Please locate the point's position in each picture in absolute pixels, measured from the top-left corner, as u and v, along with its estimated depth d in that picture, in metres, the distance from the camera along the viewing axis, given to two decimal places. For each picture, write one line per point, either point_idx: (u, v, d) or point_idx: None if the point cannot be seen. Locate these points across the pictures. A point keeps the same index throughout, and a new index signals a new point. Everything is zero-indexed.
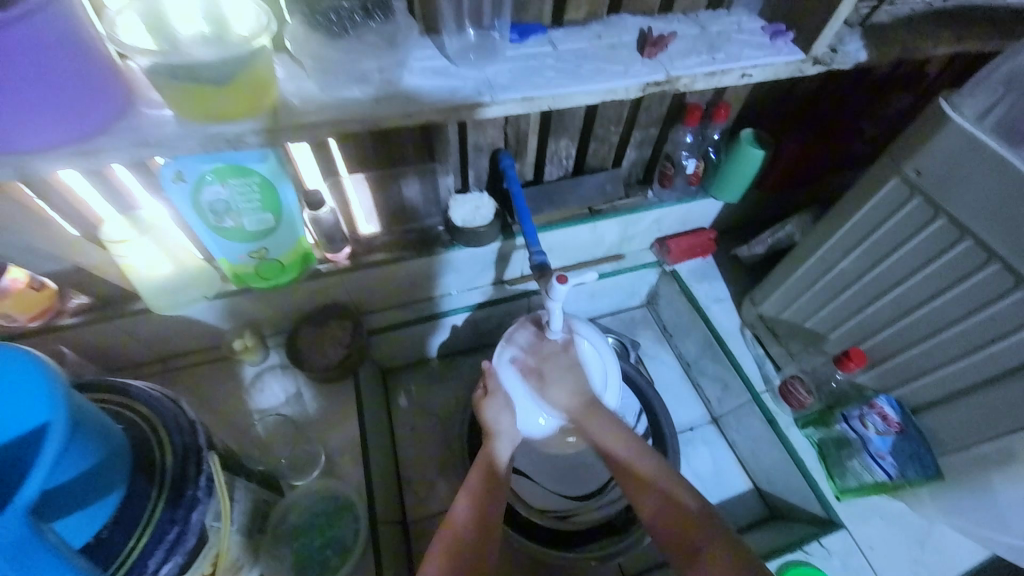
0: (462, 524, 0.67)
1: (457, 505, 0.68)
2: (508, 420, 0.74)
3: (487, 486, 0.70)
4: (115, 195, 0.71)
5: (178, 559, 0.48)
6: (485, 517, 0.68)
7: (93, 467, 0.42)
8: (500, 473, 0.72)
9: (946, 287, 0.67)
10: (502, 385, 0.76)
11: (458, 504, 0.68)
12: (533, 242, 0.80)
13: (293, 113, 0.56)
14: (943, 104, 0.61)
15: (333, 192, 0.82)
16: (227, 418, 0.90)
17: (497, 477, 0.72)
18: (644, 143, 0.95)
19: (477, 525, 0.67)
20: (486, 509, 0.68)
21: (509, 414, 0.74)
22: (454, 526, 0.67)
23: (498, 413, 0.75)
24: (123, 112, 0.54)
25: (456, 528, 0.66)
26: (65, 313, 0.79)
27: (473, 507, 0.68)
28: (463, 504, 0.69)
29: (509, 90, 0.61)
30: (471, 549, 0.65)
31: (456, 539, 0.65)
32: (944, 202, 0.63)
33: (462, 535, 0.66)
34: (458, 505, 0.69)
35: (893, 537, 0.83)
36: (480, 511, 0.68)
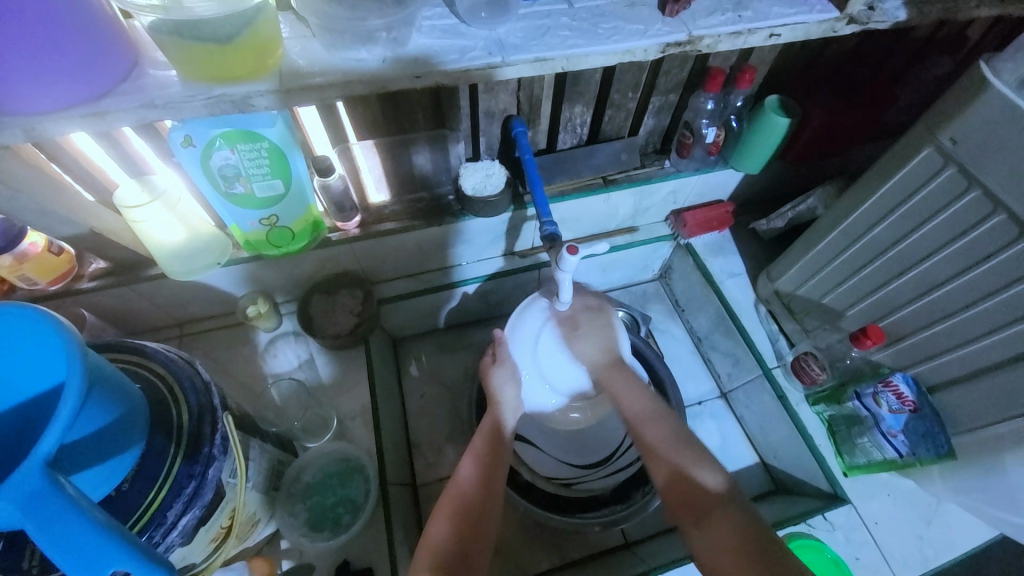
0: (467, 483, 0.69)
1: (463, 466, 0.71)
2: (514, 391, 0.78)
3: (492, 449, 0.72)
4: (128, 161, 0.72)
5: (196, 511, 0.51)
6: (489, 478, 0.70)
7: (109, 422, 0.44)
8: (504, 438, 0.74)
9: (975, 263, 0.64)
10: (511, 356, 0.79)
11: (463, 465, 0.71)
12: (544, 212, 0.79)
13: (297, 73, 0.55)
14: (987, 66, 0.57)
15: (342, 159, 0.81)
16: (242, 381, 0.93)
17: (502, 442, 0.74)
18: (663, 109, 0.91)
19: (482, 485, 0.69)
20: (490, 471, 0.70)
21: (513, 385, 0.78)
22: (459, 485, 0.69)
23: (502, 383, 0.78)
24: (130, 73, 0.53)
25: (461, 486, 0.68)
26: (84, 278, 0.81)
27: (478, 467, 0.71)
28: (468, 464, 0.71)
29: (520, 50, 0.58)
30: (475, 507, 0.67)
31: (461, 497, 0.67)
32: (980, 173, 0.59)
33: (466, 493, 0.68)
34: (464, 465, 0.71)
35: (899, 513, 0.83)
36: (485, 472, 0.70)
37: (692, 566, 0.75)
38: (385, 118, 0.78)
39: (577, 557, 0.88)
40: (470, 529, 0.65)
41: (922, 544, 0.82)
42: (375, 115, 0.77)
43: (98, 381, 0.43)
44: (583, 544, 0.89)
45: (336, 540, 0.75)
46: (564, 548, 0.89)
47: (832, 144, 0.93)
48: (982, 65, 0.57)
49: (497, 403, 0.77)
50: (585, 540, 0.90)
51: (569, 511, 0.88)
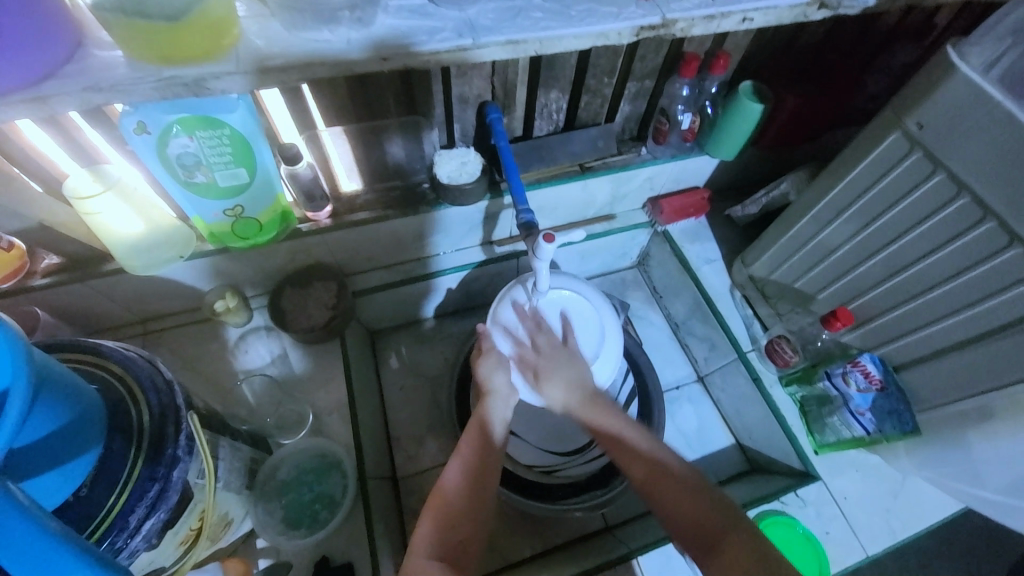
0: (453, 488, 0.67)
1: (449, 470, 0.69)
2: (503, 379, 0.74)
3: (479, 449, 0.71)
4: (79, 149, 0.67)
5: (161, 515, 0.49)
6: (477, 479, 0.69)
7: (61, 427, 0.41)
8: (492, 436, 0.73)
9: (938, 245, 0.66)
10: (496, 346, 0.77)
11: (449, 468, 0.69)
12: (520, 199, 0.78)
13: (258, 54, 0.52)
14: (952, 51, 0.58)
15: (311, 147, 0.78)
16: (212, 379, 0.89)
17: (490, 440, 0.72)
18: (639, 96, 0.90)
19: (469, 488, 0.68)
20: (478, 473, 0.69)
21: (502, 372, 0.75)
22: (445, 490, 0.67)
23: (491, 371, 0.75)
24: (72, 55, 0.49)
25: (448, 491, 0.67)
26: (35, 275, 0.76)
27: (466, 470, 0.69)
28: (455, 468, 0.69)
29: (492, 32, 0.56)
30: (462, 510, 0.67)
31: (447, 502, 0.66)
32: (945, 157, 0.60)
33: (452, 499, 0.67)
34: (450, 469, 0.69)
35: (867, 488, 0.86)
36: (472, 475, 0.69)
37: (671, 546, 0.76)
38: (354, 103, 0.75)
39: (559, 543, 0.89)
40: (456, 531, 0.65)
41: (888, 517, 0.85)
42: (343, 100, 0.74)
43: (46, 383, 0.40)
44: (565, 530, 0.90)
45: (313, 537, 0.73)
46: (548, 534, 0.90)
47: (804, 131, 0.94)
48: (947, 51, 0.58)
49: (489, 395, 0.74)
50: (567, 525, 0.91)
51: (551, 498, 0.89)
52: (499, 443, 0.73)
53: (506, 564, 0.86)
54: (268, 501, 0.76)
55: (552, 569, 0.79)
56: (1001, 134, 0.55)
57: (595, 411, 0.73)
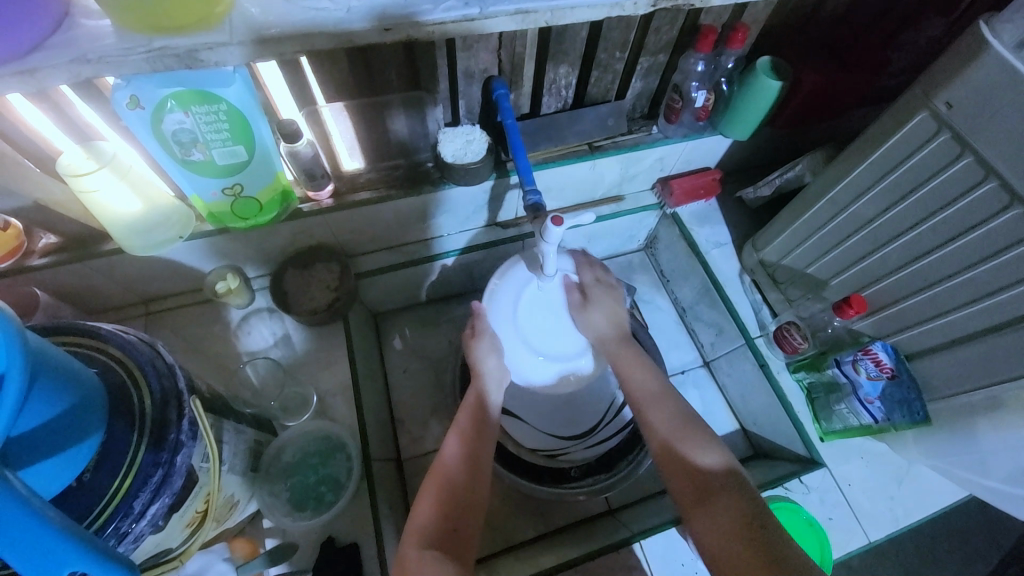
0: (451, 461, 0.68)
1: (447, 445, 0.70)
2: (496, 362, 0.76)
3: (476, 425, 0.72)
4: (71, 124, 0.65)
5: (165, 499, 0.48)
6: (475, 454, 0.69)
7: (61, 412, 0.41)
8: (488, 412, 0.74)
9: (961, 232, 0.64)
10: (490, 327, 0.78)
11: (447, 444, 0.70)
12: (527, 180, 0.75)
13: (251, 23, 0.49)
14: (987, 25, 0.54)
15: (310, 123, 0.75)
16: (215, 360, 0.89)
17: (485, 417, 0.73)
18: (652, 71, 0.87)
19: (467, 462, 0.68)
20: (475, 452, 0.69)
21: (497, 356, 0.76)
22: (443, 471, 0.67)
23: (484, 354, 0.76)
24: (59, 26, 0.47)
25: (447, 465, 0.67)
26: (34, 254, 0.75)
27: (463, 445, 0.70)
28: (453, 443, 0.70)
29: (500, 0, 0.53)
30: (461, 488, 0.66)
31: (446, 476, 0.66)
32: (974, 139, 0.57)
33: (451, 472, 0.67)
34: (448, 444, 0.70)
35: (872, 476, 0.86)
36: (470, 451, 0.69)
37: (672, 530, 0.77)
38: (355, 78, 0.72)
39: (561, 524, 0.90)
40: (458, 504, 0.65)
41: (892, 504, 0.85)
42: (343, 75, 0.71)
43: (42, 369, 0.39)
44: (567, 512, 0.91)
45: (319, 518, 0.74)
46: (551, 516, 0.90)
47: (823, 109, 0.90)
48: (984, 24, 0.54)
49: (484, 376, 0.75)
50: (569, 508, 0.91)
51: (555, 481, 0.90)
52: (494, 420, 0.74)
53: (509, 543, 0.88)
54: (274, 483, 0.76)
55: (553, 552, 0.79)
56: None
57: (625, 352, 0.76)
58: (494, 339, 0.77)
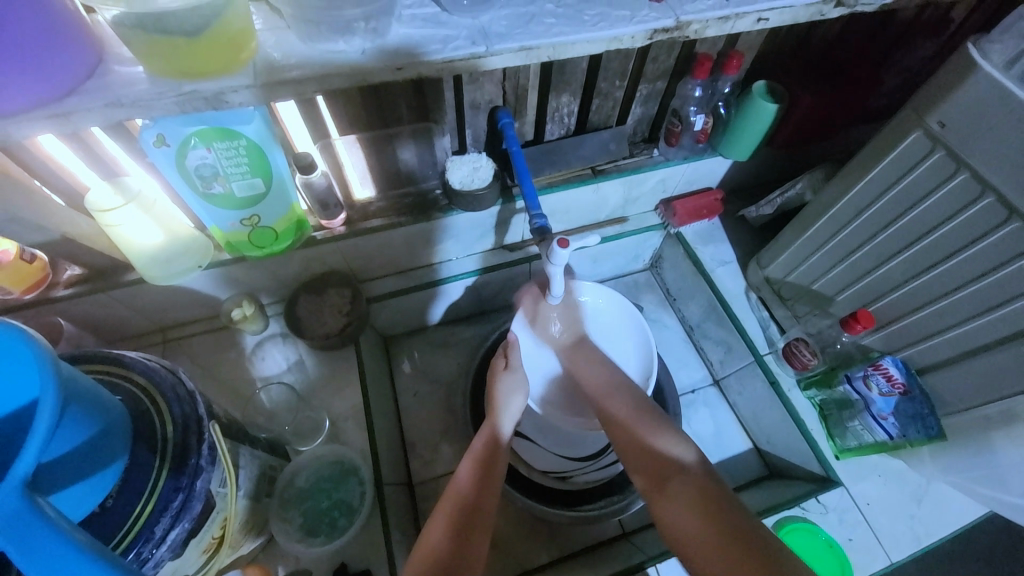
0: (463, 488, 0.67)
1: (459, 470, 0.69)
2: (517, 402, 0.79)
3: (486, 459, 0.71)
4: (100, 162, 0.68)
5: (185, 524, 0.49)
6: (486, 478, 0.69)
7: (92, 438, 0.42)
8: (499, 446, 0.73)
9: (961, 247, 0.64)
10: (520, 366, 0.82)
11: (460, 469, 0.69)
12: (533, 204, 0.77)
13: (273, 67, 0.53)
14: (973, 49, 0.57)
15: (324, 155, 0.79)
16: (228, 385, 0.90)
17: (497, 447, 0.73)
18: (651, 98, 0.90)
19: (480, 488, 0.67)
20: (487, 474, 0.69)
21: (519, 397, 0.79)
22: (456, 486, 0.67)
23: (509, 393, 0.79)
24: (94, 71, 0.50)
25: (460, 490, 0.67)
26: (59, 285, 0.77)
27: (475, 471, 0.69)
28: (467, 470, 0.69)
29: (505, 39, 0.56)
30: (473, 506, 0.65)
31: (459, 502, 0.65)
32: (968, 156, 0.59)
33: (464, 497, 0.66)
34: (462, 468, 0.70)
35: (891, 494, 0.85)
36: (482, 475, 0.69)
37: None
38: (368, 112, 0.76)
39: (576, 550, 0.87)
40: (464, 533, 0.62)
41: (914, 523, 0.83)
42: (357, 109, 0.75)
43: (73, 396, 0.41)
44: (582, 536, 0.89)
45: (332, 543, 0.74)
46: (564, 541, 0.88)
47: (819, 130, 0.93)
48: (968, 48, 0.57)
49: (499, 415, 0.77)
50: (583, 532, 0.89)
51: (567, 504, 0.89)
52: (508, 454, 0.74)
53: (523, 570, 0.85)
54: (287, 508, 0.76)
55: None
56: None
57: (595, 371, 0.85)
58: (521, 377, 0.81)
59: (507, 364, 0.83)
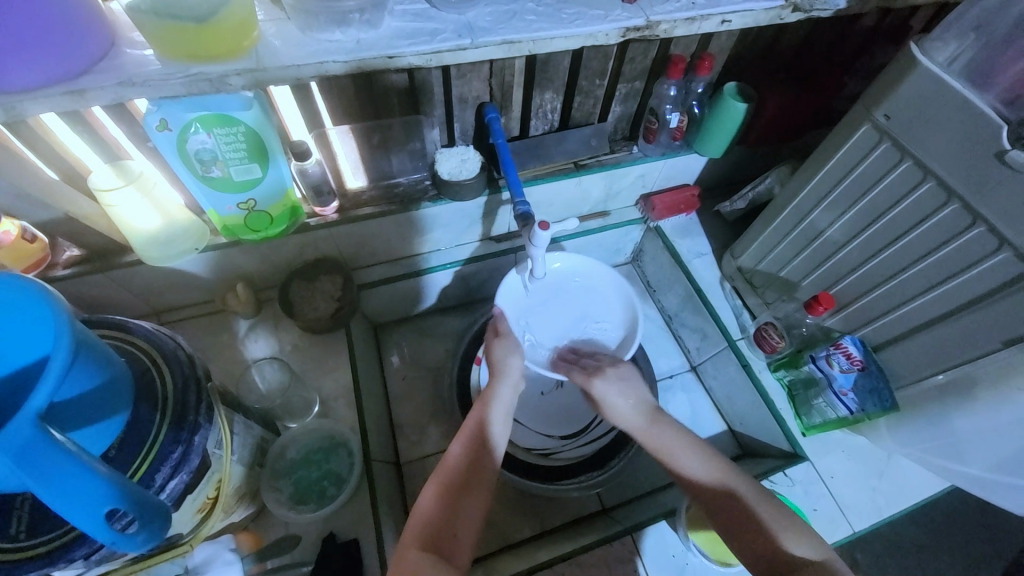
0: (453, 465, 0.68)
1: (453, 446, 0.70)
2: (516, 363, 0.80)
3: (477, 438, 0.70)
4: (103, 144, 0.71)
5: (184, 476, 0.52)
6: (478, 452, 0.69)
7: (100, 387, 0.46)
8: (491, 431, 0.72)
9: (909, 228, 0.70)
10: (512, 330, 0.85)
11: (454, 444, 0.70)
12: (517, 193, 0.81)
13: (274, 53, 0.57)
14: (915, 48, 0.63)
15: (319, 145, 0.83)
16: (220, 367, 0.93)
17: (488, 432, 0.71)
18: (629, 97, 0.96)
19: (470, 460, 0.68)
20: (478, 450, 0.69)
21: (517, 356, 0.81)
22: (447, 461, 0.69)
23: (507, 353, 0.81)
24: (106, 53, 0.54)
25: (450, 465, 0.68)
26: (58, 266, 0.79)
27: (467, 445, 0.70)
28: (458, 444, 0.70)
29: (489, 32, 0.61)
30: (461, 481, 0.66)
31: (449, 477, 0.66)
32: (911, 145, 0.65)
33: (454, 473, 0.67)
34: (454, 445, 0.70)
35: (854, 467, 0.90)
36: (474, 445, 0.69)
37: (662, 524, 0.82)
38: (361, 103, 0.80)
39: (558, 524, 0.91)
40: (456, 503, 0.64)
41: (874, 495, 0.88)
42: (351, 100, 0.79)
43: (83, 347, 0.44)
44: (563, 511, 0.92)
45: (322, 510, 0.77)
46: (546, 516, 0.92)
47: (787, 129, 0.99)
48: (911, 47, 0.63)
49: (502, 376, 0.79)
50: (565, 507, 0.93)
51: (548, 478, 0.92)
52: (501, 419, 0.74)
53: (507, 543, 0.89)
54: (278, 479, 0.79)
55: (550, 546, 0.82)
56: (962, 122, 0.59)
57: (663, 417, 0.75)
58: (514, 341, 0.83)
59: (498, 332, 0.85)
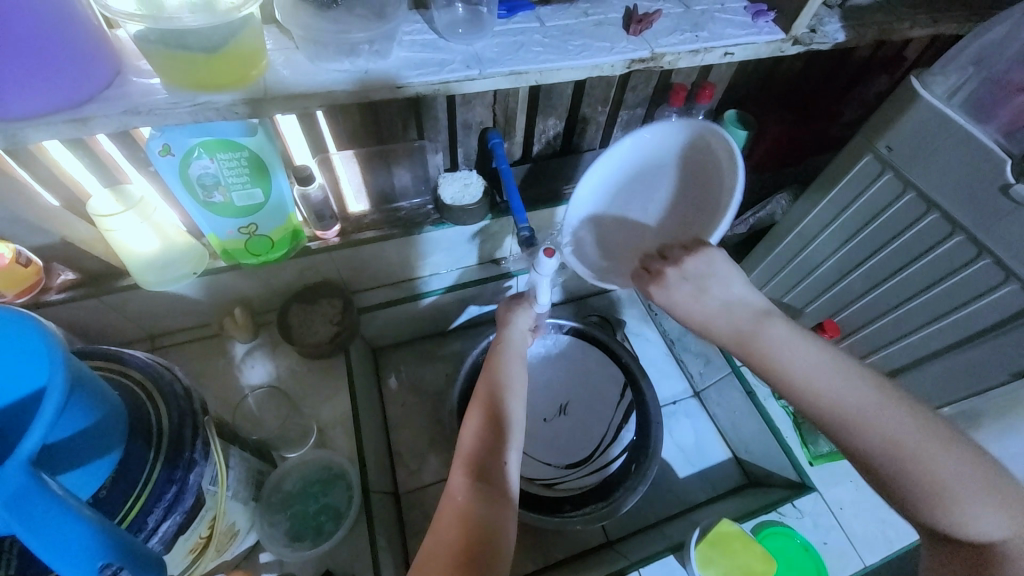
0: (471, 442, 0.64)
1: (466, 427, 0.66)
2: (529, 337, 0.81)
3: (491, 419, 0.66)
4: (103, 168, 0.70)
5: (177, 517, 0.50)
6: (497, 427, 0.66)
7: (93, 425, 0.44)
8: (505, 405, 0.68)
9: (913, 259, 0.70)
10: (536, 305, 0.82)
11: (465, 426, 0.66)
12: (521, 219, 0.81)
13: (282, 82, 0.57)
14: (915, 82, 0.64)
15: (322, 169, 0.83)
16: (216, 393, 0.91)
17: (498, 408, 0.68)
18: (631, 123, 0.96)
19: (489, 446, 0.64)
20: (496, 427, 0.66)
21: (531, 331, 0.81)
22: (463, 442, 0.65)
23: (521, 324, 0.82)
24: (112, 80, 0.53)
25: (469, 449, 0.64)
26: (52, 290, 0.78)
27: (481, 423, 0.66)
28: (471, 425, 0.66)
29: (496, 63, 0.61)
30: (487, 458, 0.63)
31: (471, 453, 0.63)
32: (914, 176, 0.66)
33: (474, 449, 0.63)
34: (466, 427, 0.66)
35: (863, 498, 0.90)
36: (492, 421, 0.66)
37: (669, 557, 0.81)
38: (365, 128, 0.80)
39: (561, 557, 0.88)
40: (487, 479, 0.61)
41: (885, 527, 0.88)
42: (355, 125, 0.79)
43: (78, 383, 0.42)
44: (566, 544, 0.90)
45: (319, 547, 0.74)
46: (549, 549, 0.89)
47: (786, 156, 1.00)
48: (912, 80, 0.63)
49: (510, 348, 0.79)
50: (568, 539, 0.90)
51: (552, 510, 0.89)
52: (516, 400, 0.70)
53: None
54: (273, 513, 0.76)
55: None
56: (965, 154, 0.60)
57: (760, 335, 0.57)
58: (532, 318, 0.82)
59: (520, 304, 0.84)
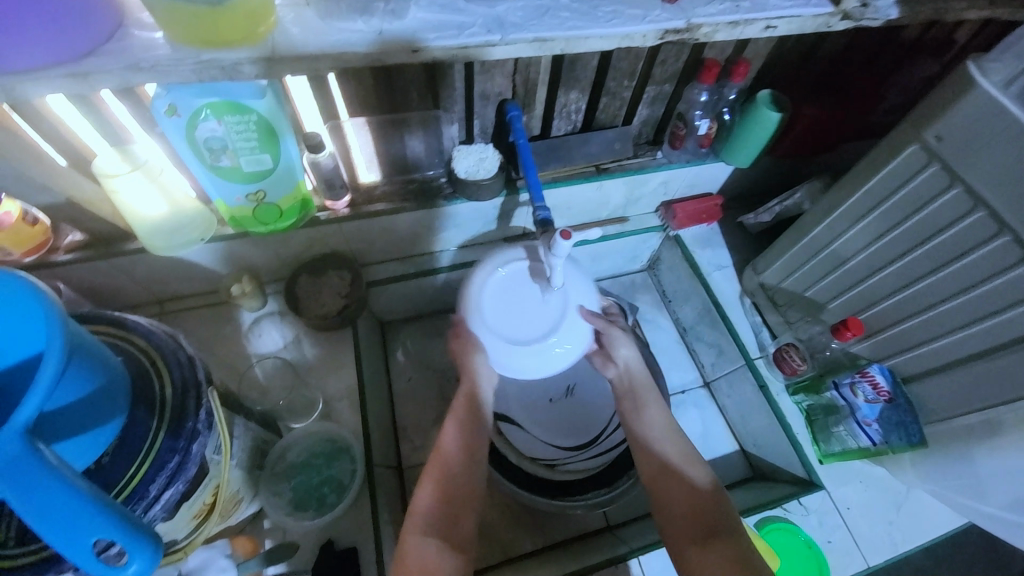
0: (450, 450, 0.67)
1: (446, 431, 0.69)
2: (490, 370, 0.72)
3: (469, 429, 0.69)
4: (108, 126, 0.68)
5: (179, 486, 0.49)
6: (473, 441, 0.68)
7: (95, 392, 0.43)
8: (483, 410, 0.71)
9: (952, 258, 0.66)
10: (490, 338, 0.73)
11: (447, 430, 0.69)
12: (538, 197, 0.78)
13: (291, 41, 0.53)
14: (974, 66, 0.58)
15: (333, 136, 0.80)
16: (224, 360, 0.91)
17: (478, 416, 0.70)
18: (657, 100, 0.91)
19: (464, 457, 0.67)
20: (475, 440, 0.68)
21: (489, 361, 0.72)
22: (443, 447, 0.67)
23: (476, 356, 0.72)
24: (113, 33, 0.50)
25: (446, 453, 0.67)
26: (59, 250, 0.77)
27: (459, 431, 0.69)
28: (451, 429, 0.69)
29: (520, 29, 0.57)
30: (460, 472, 0.66)
31: (446, 463, 0.66)
32: (963, 171, 0.61)
33: (450, 459, 0.66)
34: (447, 431, 0.69)
35: (871, 500, 0.87)
36: (467, 446, 0.67)
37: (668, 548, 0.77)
38: (378, 95, 0.76)
39: (561, 539, 0.90)
40: (455, 493, 0.65)
41: (890, 529, 0.86)
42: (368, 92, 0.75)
43: (77, 349, 0.41)
44: (565, 526, 0.91)
45: (322, 518, 0.75)
46: (550, 530, 0.91)
47: (819, 142, 0.95)
48: (971, 63, 0.58)
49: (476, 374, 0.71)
50: (566, 522, 0.91)
51: (553, 492, 0.89)
52: (484, 430, 0.70)
53: (507, 556, 0.88)
54: (277, 482, 0.77)
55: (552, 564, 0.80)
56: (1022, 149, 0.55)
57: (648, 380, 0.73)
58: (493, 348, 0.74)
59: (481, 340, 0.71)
